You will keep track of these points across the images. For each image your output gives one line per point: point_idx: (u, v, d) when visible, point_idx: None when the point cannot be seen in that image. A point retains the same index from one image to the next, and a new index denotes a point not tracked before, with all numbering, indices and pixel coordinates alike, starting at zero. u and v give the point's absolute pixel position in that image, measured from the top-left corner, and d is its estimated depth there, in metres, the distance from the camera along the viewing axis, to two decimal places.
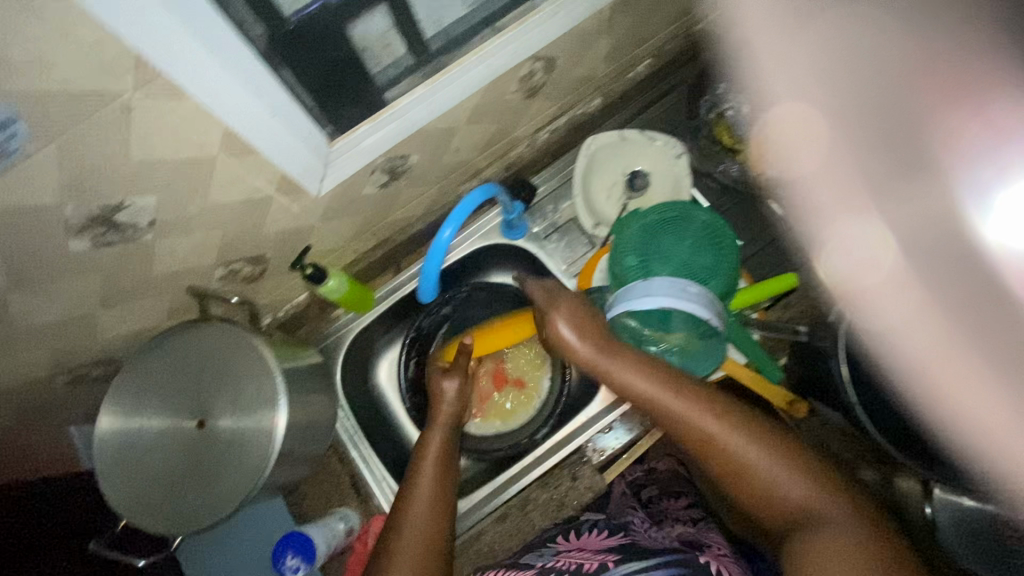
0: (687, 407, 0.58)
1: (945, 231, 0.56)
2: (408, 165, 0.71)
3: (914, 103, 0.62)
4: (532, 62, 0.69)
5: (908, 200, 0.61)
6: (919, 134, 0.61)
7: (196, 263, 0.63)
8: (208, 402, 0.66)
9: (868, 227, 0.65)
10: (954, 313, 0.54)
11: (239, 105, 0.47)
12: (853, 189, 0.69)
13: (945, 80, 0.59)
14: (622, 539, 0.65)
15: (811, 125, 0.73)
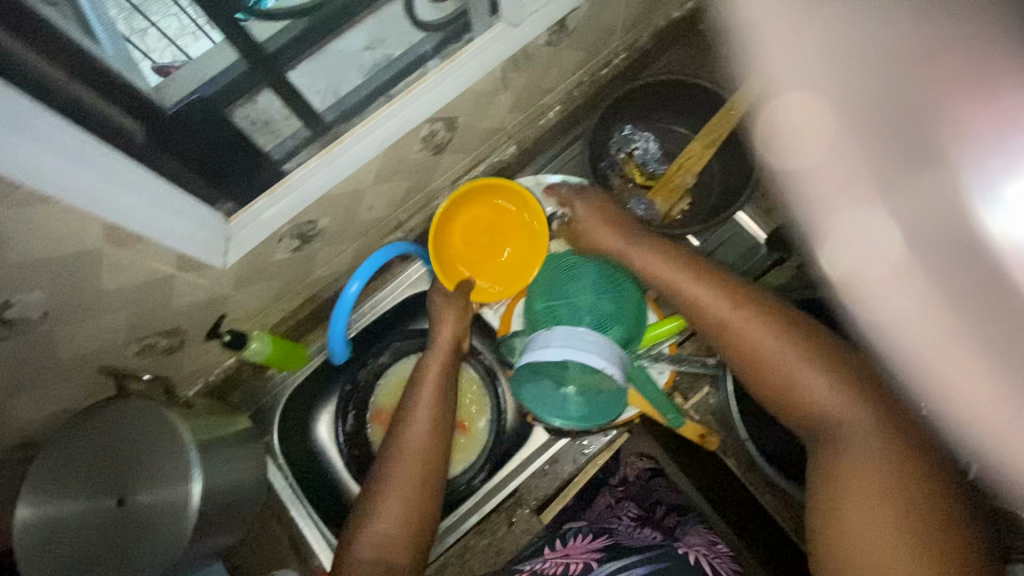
0: (734, 312, 0.65)
1: (956, 233, 0.29)
2: (318, 229, 0.72)
3: (879, 61, 0.29)
4: (431, 124, 0.71)
5: (912, 167, 0.30)
6: (921, 89, 0.28)
7: (105, 344, 0.64)
8: (125, 481, 0.65)
9: (859, 216, 0.35)
10: (955, 336, 0.31)
11: (113, 203, 0.49)
12: (845, 175, 0.34)
13: (951, 36, 0.27)
14: (607, 539, 0.68)
15: (779, 116, 0.49)
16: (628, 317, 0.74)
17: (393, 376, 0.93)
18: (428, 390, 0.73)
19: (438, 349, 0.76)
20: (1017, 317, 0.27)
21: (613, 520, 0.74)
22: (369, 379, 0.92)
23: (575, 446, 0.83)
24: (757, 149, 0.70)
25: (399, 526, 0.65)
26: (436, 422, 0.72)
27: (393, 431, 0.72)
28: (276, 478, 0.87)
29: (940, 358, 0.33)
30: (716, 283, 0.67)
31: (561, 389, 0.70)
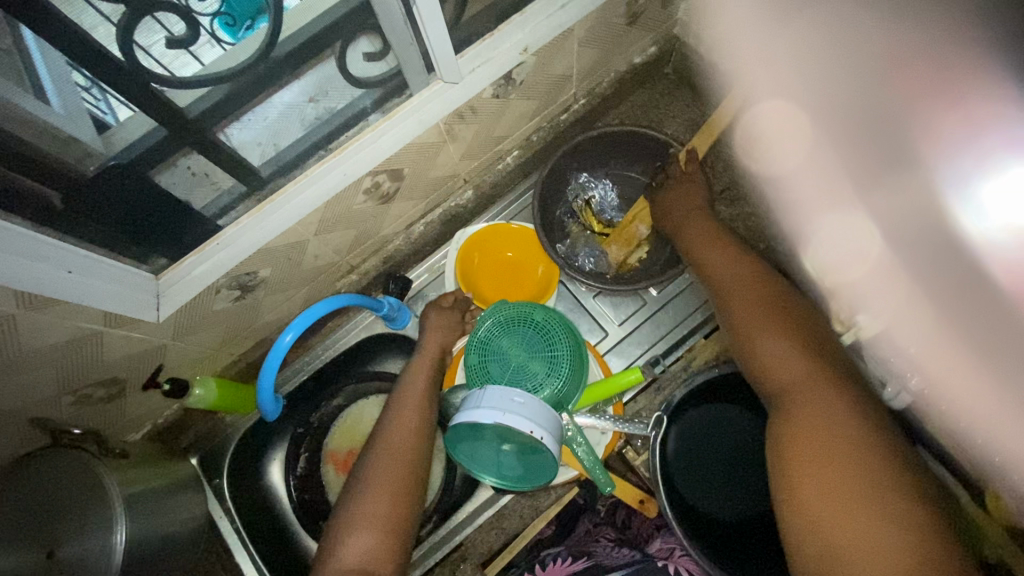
0: (734, 280, 0.72)
1: (925, 222, 0.55)
2: (258, 279, 0.72)
3: (891, 100, 0.55)
4: (373, 176, 0.70)
5: (893, 190, 0.59)
6: (908, 130, 0.53)
7: (36, 397, 0.64)
8: (51, 532, 0.63)
9: (854, 219, 0.68)
10: (952, 312, 0.55)
11: (24, 271, 0.49)
12: (834, 185, 0.70)
13: (926, 75, 0.49)
14: (586, 562, 0.71)
15: (792, 119, 0.75)
16: (563, 373, 0.70)
17: (350, 418, 0.94)
18: (412, 396, 0.73)
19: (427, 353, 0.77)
20: (1000, 320, 0.49)
21: (592, 540, 0.75)
22: (322, 421, 0.93)
23: (522, 500, 0.82)
24: (793, 143, 0.76)
25: (378, 528, 0.62)
26: (422, 429, 0.71)
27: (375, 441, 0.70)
28: (221, 521, 0.86)
29: (945, 336, 0.57)
30: (727, 248, 0.75)
31: (491, 453, 0.67)
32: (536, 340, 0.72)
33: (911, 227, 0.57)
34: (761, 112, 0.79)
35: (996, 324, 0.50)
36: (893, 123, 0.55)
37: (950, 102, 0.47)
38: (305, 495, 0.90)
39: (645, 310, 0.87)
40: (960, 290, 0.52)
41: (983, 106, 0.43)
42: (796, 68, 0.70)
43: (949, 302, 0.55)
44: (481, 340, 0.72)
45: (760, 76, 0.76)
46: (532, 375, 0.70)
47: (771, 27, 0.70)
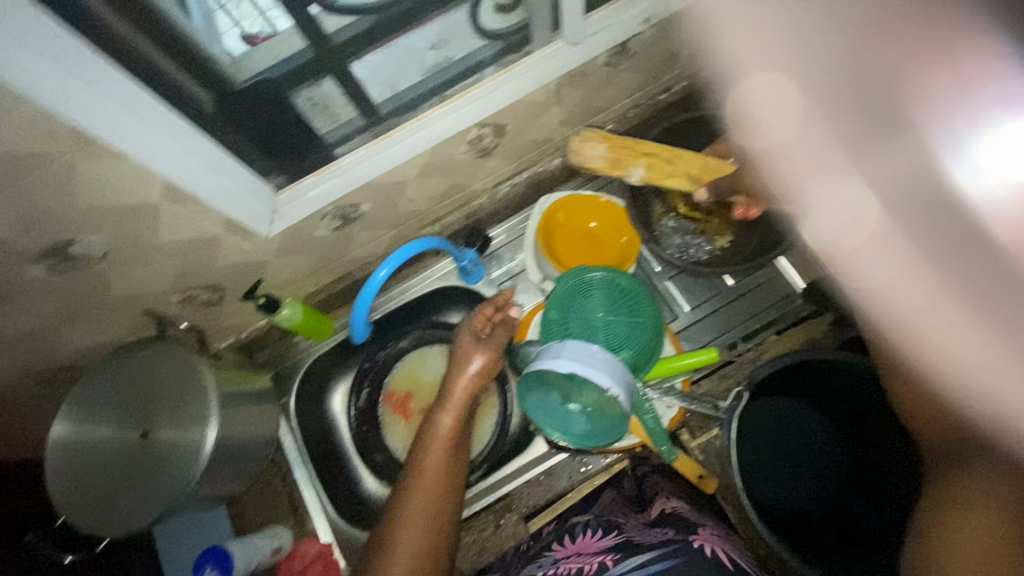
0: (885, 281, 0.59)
1: (926, 181, 0.50)
2: (359, 212, 0.76)
3: (892, 67, 0.54)
4: (479, 128, 0.73)
5: (888, 156, 0.55)
6: (898, 94, 0.53)
7: (153, 289, 0.69)
8: (151, 414, 0.71)
9: (848, 184, 0.61)
10: (941, 272, 0.51)
11: (177, 164, 0.53)
12: (830, 154, 0.64)
13: (913, 37, 0.51)
14: (616, 537, 0.64)
15: (784, 95, 0.71)
16: (639, 341, 0.71)
17: (410, 363, 0.98)
18: (436, 453, 0.71)
19: (449, 409, 0.74)
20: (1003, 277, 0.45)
21: (620, 517, 0.71)
22: (386, 359, 0.97)
23: (573, 463, 0.84)
24: (779, 116, 0.71)
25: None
26: (447, 477, 0.70)
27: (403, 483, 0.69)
28: (283, 437, 0.92)
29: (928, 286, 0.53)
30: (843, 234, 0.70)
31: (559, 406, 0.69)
32: (617, 306, 0.74)
33: (903, 184, 0.53)
34: (759, 81, 0.74)
35: (989, 271, 0.46)
36: (886, 82, 0.54)
37: (939, 62, 0.48)
38: (362, 427, 0.95)
39: (719, 298, 0.87)
40: (957, 247, 0.48)
41: (972, 60, 0.45)
42: (788, 31, 0.68)
43: (948, 263, 0.50)
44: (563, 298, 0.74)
45: (755, 49, 0.72)
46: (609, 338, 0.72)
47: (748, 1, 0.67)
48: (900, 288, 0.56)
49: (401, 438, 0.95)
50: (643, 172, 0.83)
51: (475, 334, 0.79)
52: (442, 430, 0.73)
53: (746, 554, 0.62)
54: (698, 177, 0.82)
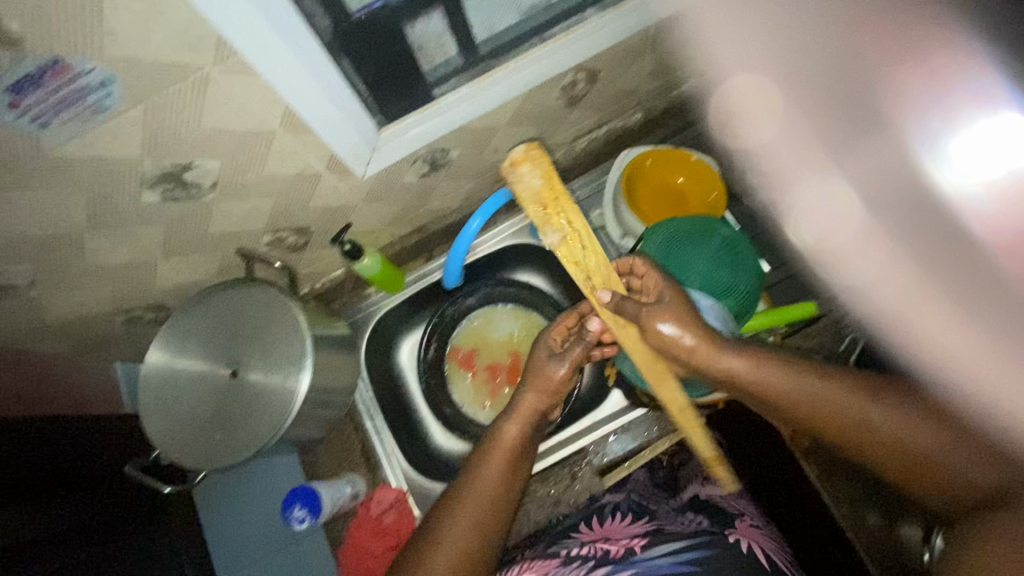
0: (832, 390, 0.60)
1: (904, 185, 0.70)
2: (448, 158, 0.75)
3: (864, 58, 0.72)
4: (575, 73, 0.72)
5: (873, 151, 0.73)
6: (873, 97, 0.72)
7: (248, 227, 0.69)
8: (243, 354, 0.71)
9: (833, 185, 0.79)
10: (922, 261, 0.68)
11: (300, 88, 0.52)
12: (811, 149, 0.82)
13: (884, 41, 0.69)
14: (647, 523, 0.67)
15: (767, 94, 0.84)
16: (744, 290, 0.71)
17: (476, 320, 0.98)
18: (496, 465, 0.68)
19: (513, 420, 0.71)
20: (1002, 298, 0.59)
21: (653, 502, 0.73)
22: (454, 315, 0.97)
23: (651, 417, 0.84)
24: (762, 121, 0.84)
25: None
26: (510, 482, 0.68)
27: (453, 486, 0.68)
28: (359, 389, 0.92)
29: (910, 291, 0.69)
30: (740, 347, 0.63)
31: None
32: (721, 256, 0.72)
33: (884, 180, 0.72)
34: (737, 86, 0.85)
35: (961, 268, 0.63)
36: (863, 80, 0.73)
37: (918, 66, 0.64)
38: (431, 381, 0.95)
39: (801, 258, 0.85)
40: (938, 253, 0.66)
41: (946, 66, 0.59)
42: (771, 42, 0.80)
43: (926, 258, 0.67)
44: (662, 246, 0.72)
45: (733, 54, 0.82)
46: (714, 286, 0.71)
47: (730, 9, 0.75)
48: (874, 275, 0.73)
49: (467, 393, 0.95)
50: (558, 237, 0.64)
51: (551, 350, 0.74)
52: (505, 443, 0.70)
53: (784, 552, 0.64)
54: (595, 285, 0.66)
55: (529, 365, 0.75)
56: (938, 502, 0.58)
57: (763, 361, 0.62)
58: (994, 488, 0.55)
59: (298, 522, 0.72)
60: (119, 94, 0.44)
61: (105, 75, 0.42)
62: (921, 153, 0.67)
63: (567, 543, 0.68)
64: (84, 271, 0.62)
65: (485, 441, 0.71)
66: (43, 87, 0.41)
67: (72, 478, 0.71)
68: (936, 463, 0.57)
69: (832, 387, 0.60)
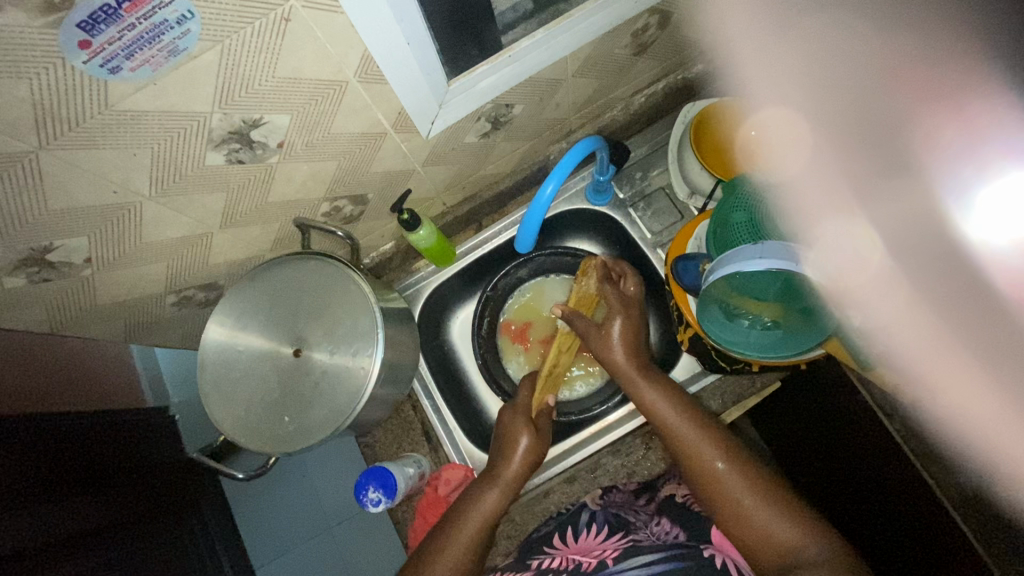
0: (699, 441, 0.63)
1: (930, 234, 0.55)
2: (510, 115, 0.71)
3: (899, 106, 0.59)
4: (648, 15, 0.67)
5: (896, 197, 0.59)
6: (903, 138, 0.59)
7: (308, 196, 0.64)
8: (305, 332, 0.67)
9: (849, 225, 0.61)
10: (943, 316, 0.55)
11: (380, 29, 0.47)
12: (837, 191, 0.64)
13: (923, 75, 0.55)
14: (623, 538, 0.63)
15: (792, 129, 0.70)
16: None
17: (528, 292, 0.95)
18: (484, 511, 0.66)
19: (500, 489, 0.68)
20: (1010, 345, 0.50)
21: (631, 513, 0.69)
22: (507, 287, 0.93)
23: (724, 383, 0.80)
24: (789, 152, 0.69)
25: None
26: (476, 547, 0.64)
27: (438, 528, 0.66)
28: (419, 368, 0.88)
29: (941, 349, 0.56)
30: (662, 384, 0.70)
31: (738, 318, 0.68)
32: None
33: (915, 228, 0.57)
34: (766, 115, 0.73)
35: (985, 329, 0.52)
36: (888, 119, 0.61)
37: (948, 108, 0.53)
38: (487, 355, 0.91)
39: None
40: (967, 302, 0.53)
41: (982, 115, 0.50)
42: (806, 69, 0.72)
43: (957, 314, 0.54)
44: (747, 200, 0.69)
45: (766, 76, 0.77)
46: None
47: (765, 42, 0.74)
48: (896, 321, 0.58)
49: (524, 365, 0.93)
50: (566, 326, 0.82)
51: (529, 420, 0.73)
52: (483, 510, 0.66)
53: None
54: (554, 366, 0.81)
55: (501, 428, 0.74)
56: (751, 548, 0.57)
57: (680, 405, 0.67)
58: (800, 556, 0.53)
59: (373, 505, 0.69)
60: (198, 33, 0.39)
61: (185, 10, 0.37)
62: (950, 206, 0.53)
63: (539, 558, 0.66)
64: (138, 247, 0.58)
65: (466, 501, 0.68)
66: (119, 22, 0.36)
67: (108, 474, 0.68)
68: (775, 537, 0.55)
69: (718, 456, 0.62)
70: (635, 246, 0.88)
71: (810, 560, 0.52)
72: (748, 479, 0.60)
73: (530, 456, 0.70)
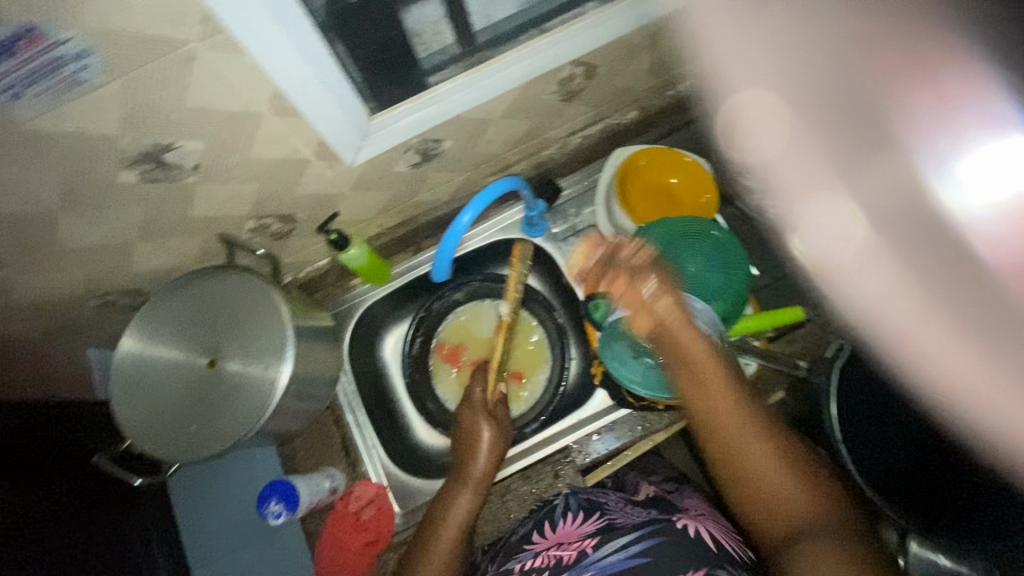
0: (726, 399, 0.57)
1: (914, 218, 0.55)
2: (440, 149, 0.74)
3: (873, 89, 0.56)
4: (573, 67, 0.71)
5: (875, 173, 0.58)
6: (883, 111, 0.55)
7: (231, 213, 0.66)
8: (221, 343, 0.69)
9: (833, 205, 0.66)
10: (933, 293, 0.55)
11: (289, 68, 0.50)
12: (818, 168, 0.68)
13: (896, 53, 0.52)
14: (599, 522, 0.67)
15: (769, 108, 0.71)
16: (734, 291, 0.69)
17: (463, 315, 0.96)
18: (453, 523, 0.69)
19: (469, 484, 0.72)
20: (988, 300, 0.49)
21: (601, 495, 0.73)
22: (441, 310, 0.94)
23: (633, 418, 0.84)
24: (767, 134, 0.72)
25: None
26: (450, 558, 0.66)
27: (415, 544, 0.69)
28: (343, 383, 0.90)
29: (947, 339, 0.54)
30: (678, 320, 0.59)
31: (641, 357, 0.71)
32: (714, 256, 0.70)
33: (891, 200, 0.57)
34: (745, 100, 0.75)
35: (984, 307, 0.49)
36: (868, 101, 0.57)
37: (924, 82, 0.50)
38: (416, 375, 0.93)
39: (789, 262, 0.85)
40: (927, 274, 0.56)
41: (955, 84, 0.47)
42: (777, 46, 0.67)
43: (927, 273, 0.55)
44: (651, 245, 0.71)
45: (740, 64, 0.71)
46: (704, 287, 0.68)
47: (733, 37, 0.69)
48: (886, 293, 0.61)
49: (452, 389, 0.94)
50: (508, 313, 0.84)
51: (488, 412, 0.77)
52: (460, 506, 0.70)
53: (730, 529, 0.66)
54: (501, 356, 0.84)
55: (461, 430, 0.77)
56: (761, 517, 0.54)
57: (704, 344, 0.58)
58: (805, 522, 0.51)
59: (274, 517, 0.71)
60: (98, 67, 0.42)
61: (83, 47, 0.40)
62: (929, 178, 0.52)
63: (522, 555, 0.67)
64: (54, 252, 0.59)
65: (439, 506, 0.71)
66: (17, 55, 0.39)
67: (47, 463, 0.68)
68: (781, 494, 0.53)
69: (744, 407, 0.56)
70: (563, 279, 0.91)
71: (824, 526, 0.50)
72: (769, 445, 0.55)
73: (491, 453, 0.74)
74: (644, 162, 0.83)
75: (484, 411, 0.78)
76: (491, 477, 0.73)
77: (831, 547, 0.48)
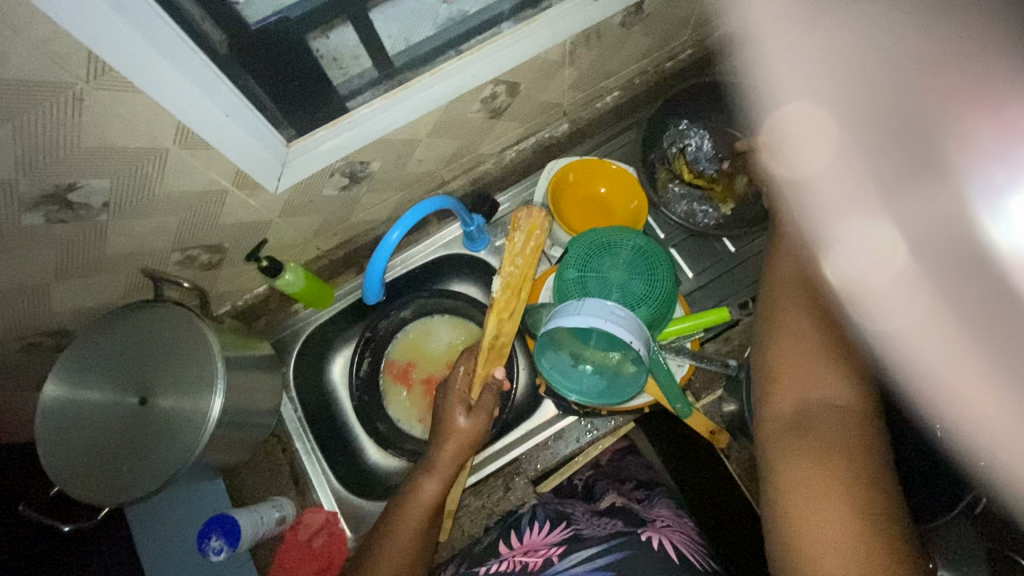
0: (804, 306, 0.56)
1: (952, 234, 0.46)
2: (368, 171, 0.74)
3: (927, 106, 0.53)
4: (493, 85, 0.72)
5: (919, 200, 0.50)
6: (938, 137, 0.50)
7: (153, 247, 0.65)
8: (150, 380, 0.67)
9: (875, 227, 0.53)
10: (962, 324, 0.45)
11: (188, 102, 0.49)
12: (859, 189, 0.58)
13: (960, 78, 0.50)
14: (566, 531, 0.64)
15: (821, 124, 0.70)
16: (659, 295, 0.72)
17: (411, 334, 0.96)
18: (412, 521, 0.67)
19: (437, 476, 0.70)
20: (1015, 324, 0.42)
21: (568, 507, 0.71)
22: (387, 330, 0.94)
23: (580, 425, 0.86)
24: (816, 153, 0.66)
25: None
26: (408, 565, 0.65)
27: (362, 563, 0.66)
28: (285, 410, 0.89)
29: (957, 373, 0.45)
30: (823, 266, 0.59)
31: (580, 365, 0.72)
32: (637, 263, 0.73)
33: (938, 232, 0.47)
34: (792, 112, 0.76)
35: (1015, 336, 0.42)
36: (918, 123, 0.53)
37: (985, 111, 0.46)
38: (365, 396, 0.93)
39: (721, 264, 0.88)
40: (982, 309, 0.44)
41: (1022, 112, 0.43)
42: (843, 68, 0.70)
43: (969, 304, 0.45)
44: (578, 258, 0.74)
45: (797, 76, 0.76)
46: (629, 294, 0.71)
47: (797, 49, 0.76)
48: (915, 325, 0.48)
49: (403, 408, 0.93)
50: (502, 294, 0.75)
51: (464, 400, 0.74)
52: (422, 500, 0.69)
53: (695, 542, 0.63)
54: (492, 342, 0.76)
55: (438, 418, 0.74)
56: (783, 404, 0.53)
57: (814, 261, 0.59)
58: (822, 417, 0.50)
59: (214, 554, 0.69)
60: None
61: None
62: (979, 208, 0.44)
63: (487, 564, 0.66)
64: None
65: (406, 492, 0.70)
66: None
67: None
68: (815, 397, 0.51)
69: (811, 322, 0.55)
70: None
71: (842, 430, 0.48)
72: (824, 355, 0.53)
73: (461, 446, 0.72)
74: (574, 174, 0.85)
75: (463, 406, 0.74)
76: (459, 466, 0.72)
77: (823, 448, 0.47)
